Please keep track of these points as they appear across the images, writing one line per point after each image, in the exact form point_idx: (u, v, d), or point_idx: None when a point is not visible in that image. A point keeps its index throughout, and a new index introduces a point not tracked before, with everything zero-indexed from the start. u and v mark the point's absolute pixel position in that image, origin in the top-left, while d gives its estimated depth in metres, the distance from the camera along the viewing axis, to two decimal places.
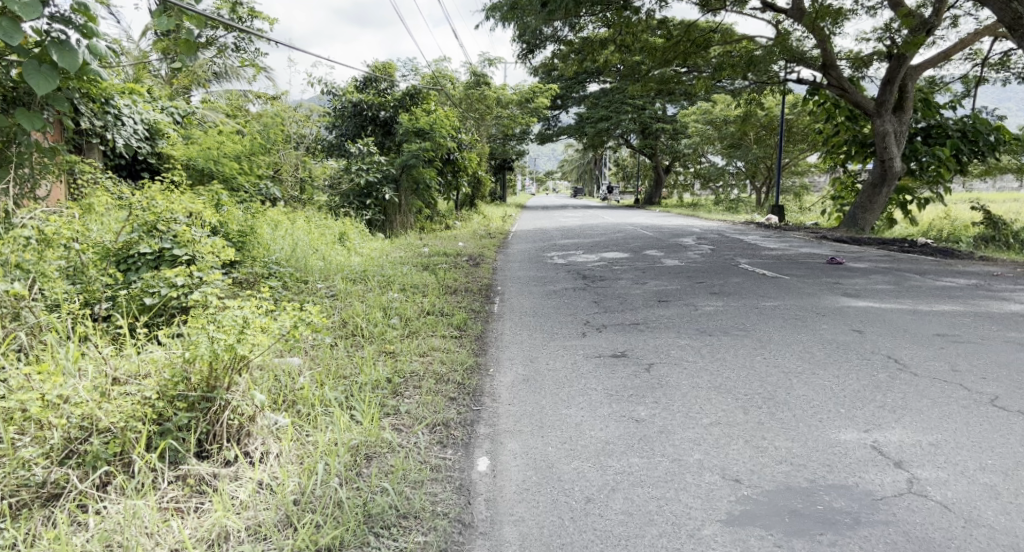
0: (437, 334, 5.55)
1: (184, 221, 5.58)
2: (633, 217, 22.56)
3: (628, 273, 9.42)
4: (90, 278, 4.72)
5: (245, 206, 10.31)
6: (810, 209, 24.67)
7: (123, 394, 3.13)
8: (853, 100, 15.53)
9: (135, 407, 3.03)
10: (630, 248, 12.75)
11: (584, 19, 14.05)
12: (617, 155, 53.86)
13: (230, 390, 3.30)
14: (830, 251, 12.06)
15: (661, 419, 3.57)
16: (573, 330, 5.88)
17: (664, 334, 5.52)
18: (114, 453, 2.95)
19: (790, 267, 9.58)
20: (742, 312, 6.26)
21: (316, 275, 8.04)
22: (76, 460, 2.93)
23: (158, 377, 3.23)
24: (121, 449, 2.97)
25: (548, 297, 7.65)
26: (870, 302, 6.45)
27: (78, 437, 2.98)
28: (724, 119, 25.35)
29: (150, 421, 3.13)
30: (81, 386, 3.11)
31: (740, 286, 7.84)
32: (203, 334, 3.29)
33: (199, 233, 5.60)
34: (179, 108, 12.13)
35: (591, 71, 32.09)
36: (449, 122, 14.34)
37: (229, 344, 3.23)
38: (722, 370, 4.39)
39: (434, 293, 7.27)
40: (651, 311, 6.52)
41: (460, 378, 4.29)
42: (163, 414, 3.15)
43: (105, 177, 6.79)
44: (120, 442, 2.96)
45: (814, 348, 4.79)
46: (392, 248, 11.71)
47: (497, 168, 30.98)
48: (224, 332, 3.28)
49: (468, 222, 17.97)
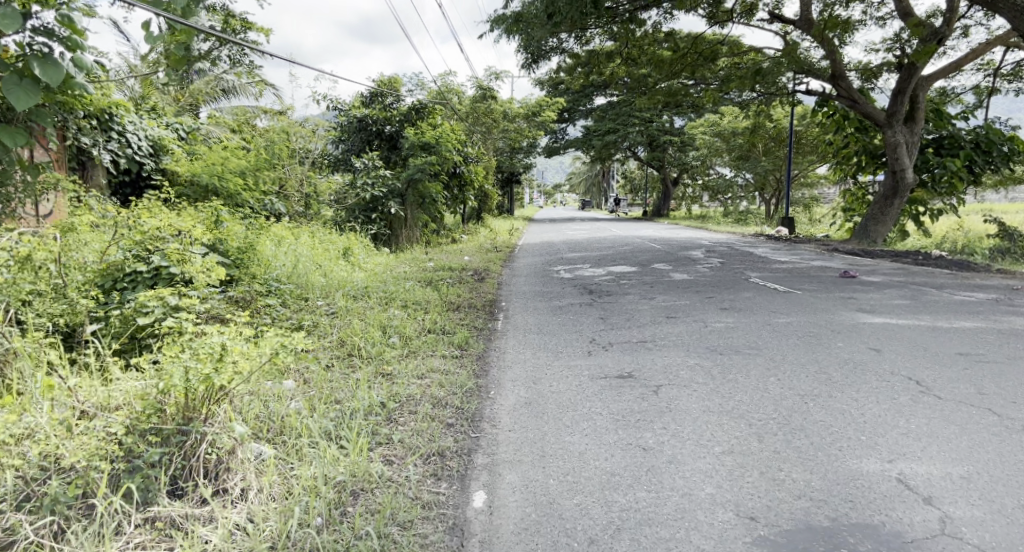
0: (436, 354, 5.36)
1: (174, 240, 5.56)
2: (642, 230, 22.41)
3: (636, 288, 9.22)
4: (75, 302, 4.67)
5: (248, 222, 10.20)
6: (821, 220, 24.40)
7: (89, 430, 3.01)
8: (863, 111, 15.33)
9: (100, 444, 2.89)
10: (638, 262, 12.55)
11: (591, 31, 13.94)
12: (624, 167, 53.81)
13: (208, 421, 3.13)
14: (843, 263, 11.82)
15: (670, 447, 3.36)
16: (577, 349, 5.68)
17: (672, 353, 5.30)
18: (75, 495, 2.78)
19: (803, 281, 9.35)
20: (753, 329, 6.04)
21: (317, 292, 7.88)
22: (33, 504, 2.76)
23: (129, 410, 3.12)
24: (83, 491, 2.81)
25: (554, 313, 7.45)
26: (887, 318, 6.23)
27: (37, 478, 2.85)
28: (732, 131, 25.19)
29: (120, 459, 2.96)
30: (46, 420, 3.00)
31: (751, 301, 7.62)
32: (177, 363, 3.14)
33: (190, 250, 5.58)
34: (183, 124, 12.08)
35: (598, 84, 32.04)
36: (454, 136, 14.24)
37: (205, 375, 3.06)
38: (734, 393, 4.17)
39: (436, 311, 7.09)
40: (659, 328, 6.31)
41: (458, 403, 4.10)
42: (134, 450, 2.99)
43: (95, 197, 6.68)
44: (82, 483, 2.80)
45: (831, 368, 4.57)
46: (397, 263, 11.57)
47: (504, 181, 30.93)
48: (201, 361, 3.12)
49: (475, 236, 17.83)
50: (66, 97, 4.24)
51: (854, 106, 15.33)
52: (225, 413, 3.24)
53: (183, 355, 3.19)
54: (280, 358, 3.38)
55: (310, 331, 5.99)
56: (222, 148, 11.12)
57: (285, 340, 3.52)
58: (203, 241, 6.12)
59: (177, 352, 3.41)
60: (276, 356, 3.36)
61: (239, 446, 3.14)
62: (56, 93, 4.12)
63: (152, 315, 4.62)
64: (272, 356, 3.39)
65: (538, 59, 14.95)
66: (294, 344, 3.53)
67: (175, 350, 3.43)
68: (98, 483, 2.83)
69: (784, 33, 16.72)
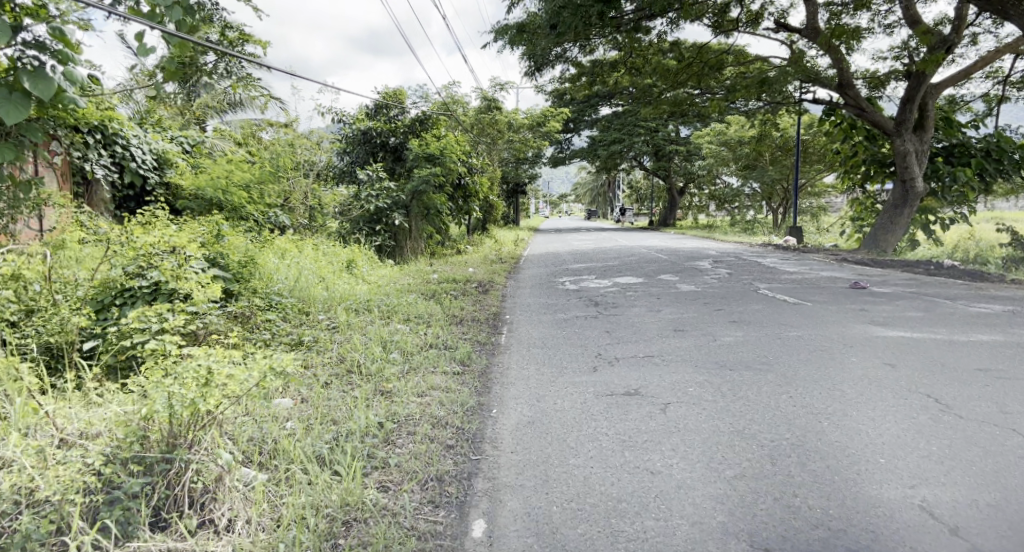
0: (437, 371, 5.24)
1: (168, 256, 5.55)
2: (649, 240, 22.24)
3: (643, 299, 9.07)
4: (65, 322, 4.66)
5: (251, 235, 10.13)
6: (829, 230, 24.19)
7: (64, 461, 2.98)
8: (871, 120, 15.21)
9: (75, 477, 2.84)
10: (644, 272, 12.41)
11: (595, 41, 13.87)
12: (630, 177, 53.75)
13: (193, 446, 3.09)
14: (853, 274, 11.64)
15: (680, 470, 3.23)
16: (582, 364, 5.54)
17: (680, 369, 5.17)
18: (47, 533, 2.72)
19: (813, 292, 9.18)
20: (764, 343, 5.90)
21: (319, 306, 7.78)
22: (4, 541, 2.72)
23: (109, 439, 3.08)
24: (56, 528, 2.76)
25: (559, 326, 7.31)
26: (901, 332, 6.07)
27: (10, 512, 2.80)
28: (739, 140, 25.08)
29: (99, 490, 2.92)
30: (21, 450, 2.97)
31: (761, 313, 7.47)
32: (160, 389, 3.09)
33: (184, 265, 5.58)
34: (188, 137, 12.07)
35: (603, 94, 32.01)
36: (459, 147, 14.17)
37: (189, 400, 3.03)
38: (746, 411, 4.02)
39: (439, 325, 6.97)
40: (667, 342, 6.18)
41: (458, 422, 3.98)
42: (113, 480, 2.96)
43: (87, 212, 6.66)
44: (55, 520, 2.75)
45: (845, 385, 4.42)
46: (402, 275, 11.47)
47: (510, 191, 30.89)
48: (186, 387, 3.07)
49: (480, 247, 17.72)
50: (58, 112, 4.16)
51: (862, 114, 15.17)
52: (213, 437, 3.18)
53: (166, 380, 3.13)
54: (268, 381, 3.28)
55: (310, 347, 5.91)
56: (227, 160, 11.07)
57: (275, 361, 3.43)
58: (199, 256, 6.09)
59: (161, 375, 3.35)
60: (263, 379, 3.27)
61: (225, 473, 3.05)
62: (48, 108, 4.04)
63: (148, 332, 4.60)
64: (261, 377, 3.29)
65: (542, 69, 14.90)
66: (284, 364, 3.44)
67: (160, 373, 3.37)
68: (71, 518, 2.78)
69: (790, 42, 16.63)
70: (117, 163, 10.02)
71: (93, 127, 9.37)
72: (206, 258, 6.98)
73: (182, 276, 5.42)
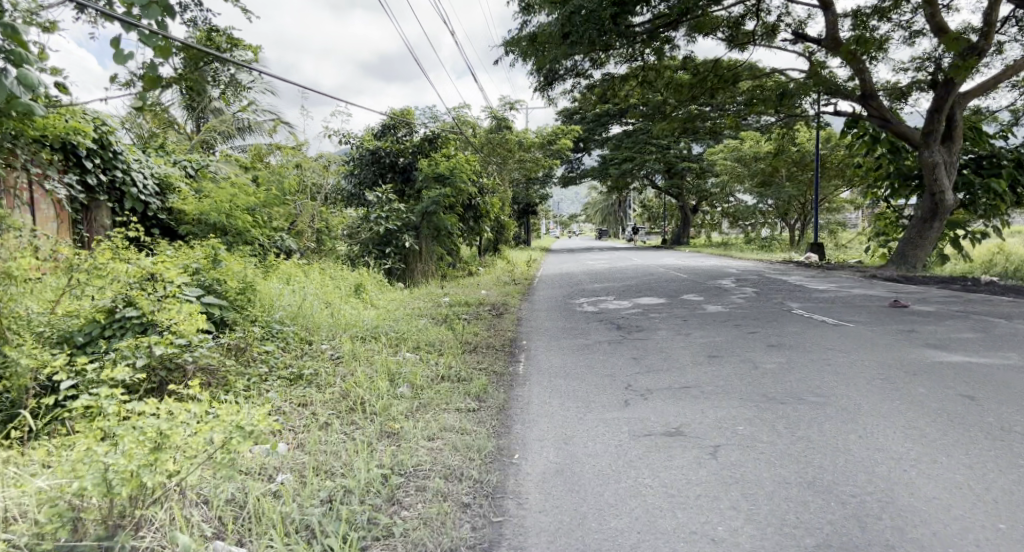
0: (450, 409, 4.67)
1: (137, 286, 5.48)
2: (667, 259, 21.58)
3: (669, 322, 8.49)
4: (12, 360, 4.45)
5: (254, 261, 9.73)
6: (850, 247, 23.47)
7: None
8: (896, 131, 14.66)
9: None
10: (666, 292, 11.82)
11: (607, 55, 13.36)
12: (641, 196, 53.19)
13: (141, 528, 2.86)
14: (889, 291, 11.02)
15: (746, 539, 2.80)
16: (611, 397, 4.98)
17: (722, 403, 4.60)
18: None
19: (853, 311, 8.59)
20: (812, 371, 5.30)
21: (322, 335, 7.21)
22: None
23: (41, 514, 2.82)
24: None
25: (580, 353, 6.73)
26: (965, 356, 5.46)
27: None
28: (754, 156, 24.50)
29: None
30: None
31: (801, 336, 6.89)
32: (95, 459, 2.82)
33: (161, 296, 5.47)
34: (193, 161, 11.70)
35: (614, 113, 31.62)
36: (470, 167, 13.71)
37: (131, 472, 2.76)
38: (811, 455, 3.49)
39: (451, 353, 6.41)
40: (703, 371, 5.59)
41: (476, 473, 3.47)
42: None
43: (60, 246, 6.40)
44: None
45: (921, 420, 3.88)
46: (412, 299, 10.95)
47: (520, 212, 30.46)
48: (132, 449, 2.85)
49: (493, 270, 17.13)
50: (14, 121, 3.70)
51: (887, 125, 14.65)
52: (170, 512, 2.99)
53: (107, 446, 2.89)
54: (235, 446, 3.06)
55: (310, 382, 5.40)
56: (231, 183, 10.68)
57: (243, 418, 3.20)
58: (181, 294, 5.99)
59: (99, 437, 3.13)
60: (230, 443, 3.05)
61: None
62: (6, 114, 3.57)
63: (132, 369, 4.79)
64: (223, 438, 3.10)
65: (553, 86, 14.48)
66: (255, 422, 3.22)
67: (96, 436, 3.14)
68: None
69: (806, 54, 16.21)
70: (118, 189, 9.65)
71: (93, 149, 9.00)
72: (202, 286, 6.59)
73: (154, 311, 5.28)
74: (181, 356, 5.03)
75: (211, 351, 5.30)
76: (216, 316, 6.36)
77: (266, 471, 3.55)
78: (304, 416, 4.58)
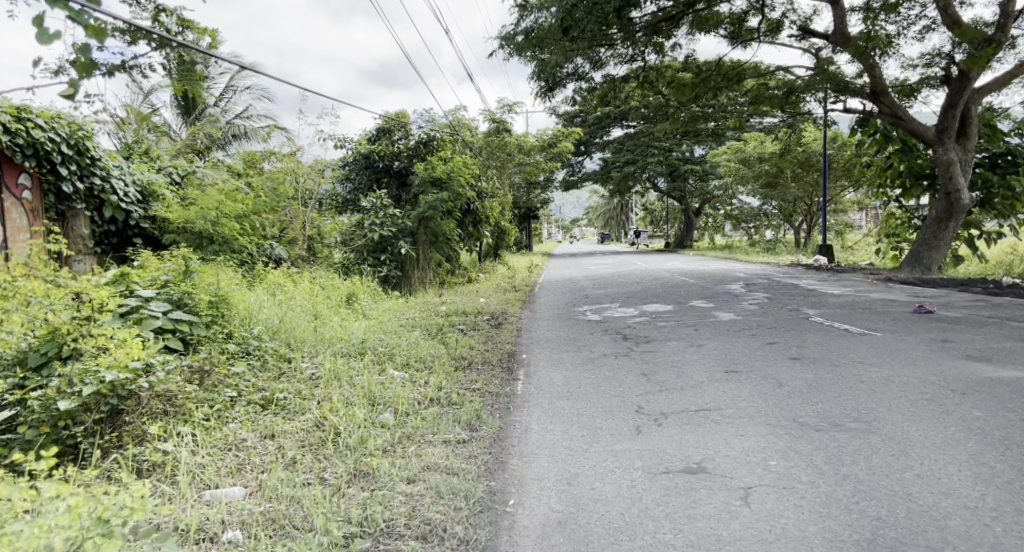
0: (435, 441, 4.10)
1: (85, 312, 4.81)
2: (673, 263, 21.00)
3: (680, 331, 7.91)
4: None
5: (239, 273, 9.17)
6: (859, 248, 22.86)
7: None
8: (909, 129, 14.04)
9: None
10: (674, 298, 11.22)
11: (607, 54, 12.70)
12: (643, 200, 52.51)
13: None
14: (910, 295, 10.43)
15: None
16: (620, 422, 4.42)
17: (747, 430, 4.03)
18: None
19: (875, 317, 8.02)
20: (846, 390, 4.71)
21: (306, 350, 6.61)
22: None
23: None
24: None
25: (584, 369, 6.12)
26: (1016, 371, 4.88)
27: None
28: (758, 157, 23.85)
29: None
30: None
31: (824, 346, 6.34)
32: None
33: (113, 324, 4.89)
34: (179, 168, 11.15)
35: (615, 116, 31.07)
36: (468, 170, 13.10)
37: None
38: (864, 502, 2.98)
39: (443, 371, 5.84)
40: (720, 390, 5.03)
41: (461, 532, 3.05)
42: None
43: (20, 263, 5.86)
44: None
45: (984, 451, 3.39)
46: (407, 308, 10.39)
47: (521, 216, 29.85)
48: None
49: (493, 276, 16.56)
50: None
51: (899, 122, 14.04)
52: None
53: None
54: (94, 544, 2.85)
55: (282, 409, 4.82)
56: (218, 190, 10.16)
57: (109, 507, 3.05)
58: (132, 315, 5.45)
59: None
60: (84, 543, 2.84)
61: None
62: None
63: (79, 397, 4.25)
64: (78, 535, 2.87)
65: (553, 89, 13.96)
66: (127, 511, 3.05)
67: None
68: None
69: (811, 50, 15.67)
70: (97, 196, 9.04)
71: (68, 155, 8.45)
72: (169, 300, 6.00)
73: (82, 337, 4.63)
74: (135, 383, 4.45)
75: (171, 375, 4.72)
76: (183, 335, 5.80)
77: (212, 529, 3.14)
78: (270, 452, 4.03)
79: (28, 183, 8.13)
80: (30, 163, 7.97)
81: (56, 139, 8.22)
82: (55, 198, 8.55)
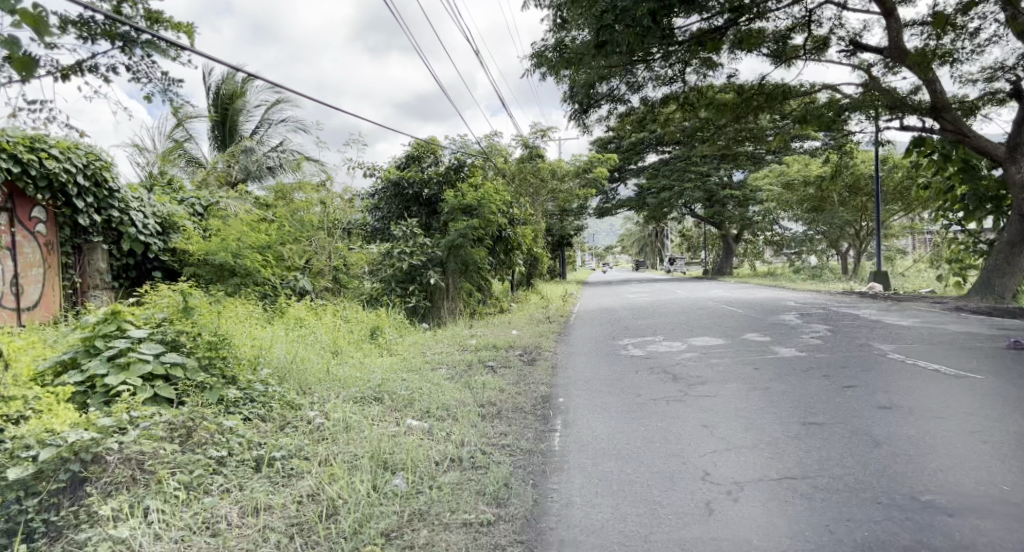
0: (454, 527, 3.34)
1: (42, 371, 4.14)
2: (716, 290, 19.89)
3: (739, 369, 6.98)
4: None
5: (256, 308, 8.50)
6: (915, 275, 21.44)
7: None
8: (976, 146, 12.84)
9: None
10: (726, 330, 10.25)
11: (645, 75, 11.93)
12: (680, 227, 51.20)
13: None
14: (995, 327, 9.29)
15: None
16: (684, 494, 3.57)
17: (851, 514, 3.22)
18: None
19: (967, 353, 7.00)
20: (965, 452, 3.82)
21: (317, 393, 5.78)
22: None
23: None
24: None
25: (634, 417, 5.22)
26: None
27: None
28: (802, 182, 22.53)
29: None
30: None
31: (918, 391, 5.38)
32: None
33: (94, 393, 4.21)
34: (201, 198, 10.57)
35: (651, 141, 30.27)
36: (500, 196, 12.26)
37: None
38: None
39: (470, 422, 5.01)
40: (803, 448, 4.15)
41: None
42: None
43: None
44: None
45: None
46: (435, 342, 9.61)
47: (555, 243, 29.03)
48: None
49: (525, 305, 15.73)
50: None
51: (965, 140, 12.82)
52: None
53: None
54: None
55: (278, 472, 4.01)
56: (242, 220, 9.54)
57: None
58: (117, 367, 4.76)
59: None
60: None
61: None
62: None
63: (35, 464, 3.58)
64: None
65: (588, 111, 13.19)
66: None
67: None
68: None
69: (863, 67, 14.69)
70: (114, 229, 8.48)
71: (84, 186, 7.87)
72: (163, 340, 5.28)
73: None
74: (103, 444, 3.76)
75: (150, 433, 3.99)
76: (176, 381, 5.05)
77: None
78: (250, 536, 3.36)
79: (42, 217, 7.63)
80: (43, 195, 7.44)
81: (72, 170, 7.64)
82: (72, 231, 8.05)
